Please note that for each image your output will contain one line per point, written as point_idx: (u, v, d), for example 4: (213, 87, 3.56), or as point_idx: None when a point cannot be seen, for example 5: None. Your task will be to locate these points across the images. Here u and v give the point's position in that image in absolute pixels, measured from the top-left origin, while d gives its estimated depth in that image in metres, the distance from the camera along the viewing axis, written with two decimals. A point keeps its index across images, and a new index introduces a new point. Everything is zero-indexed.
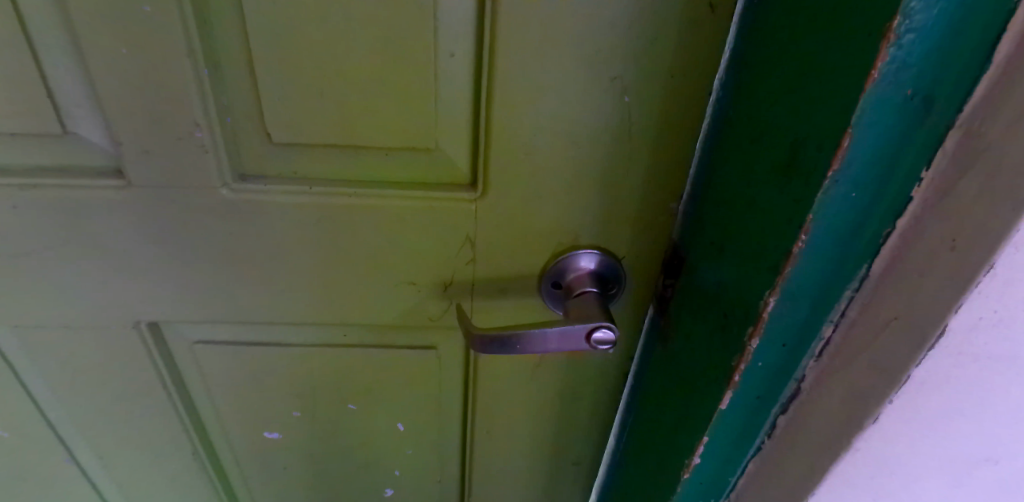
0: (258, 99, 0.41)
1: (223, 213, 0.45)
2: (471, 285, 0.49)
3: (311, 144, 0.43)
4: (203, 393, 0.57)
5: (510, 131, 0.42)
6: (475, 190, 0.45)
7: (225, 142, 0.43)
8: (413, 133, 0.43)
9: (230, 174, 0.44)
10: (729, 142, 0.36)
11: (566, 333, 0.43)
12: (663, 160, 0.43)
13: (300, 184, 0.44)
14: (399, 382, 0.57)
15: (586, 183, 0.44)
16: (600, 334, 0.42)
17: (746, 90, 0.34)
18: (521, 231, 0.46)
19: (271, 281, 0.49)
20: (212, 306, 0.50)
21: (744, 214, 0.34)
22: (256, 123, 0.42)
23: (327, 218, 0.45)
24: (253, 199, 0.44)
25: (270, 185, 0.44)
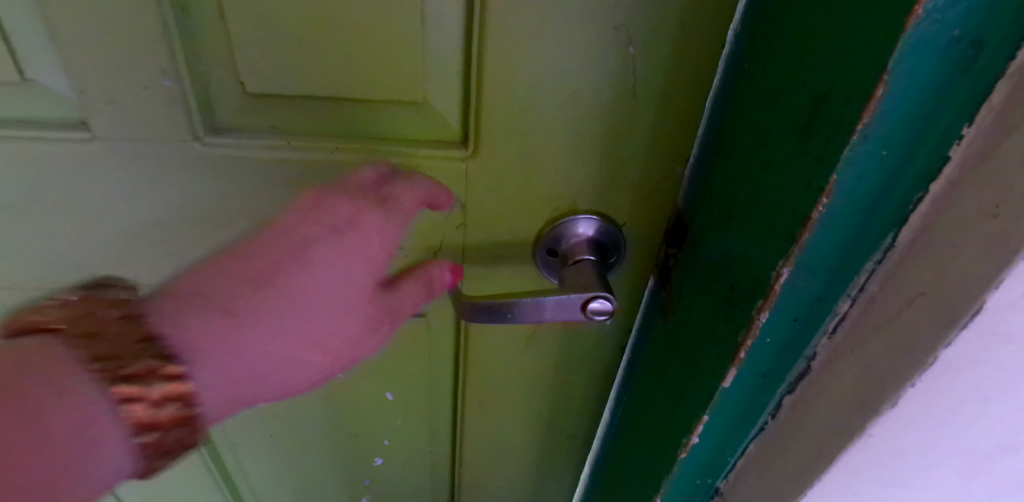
0: (230, 43, 0.38)
1: (196, 168, 0.42)
2: (462, 251, 0.46)
3: (288, 96, 0.40)
4: None
5: (504, 85, 0.38)
6: (466, 148, 0.41)
7: (194, 90, 0.39)
8: (400, 85, 0.39)
9: (201, 126, 0.40)
10: (742, 97, 0.33)
11: (559, 302, 0.40)
12: (668, 118, 0.39)
13: (276, 139, 0.41)
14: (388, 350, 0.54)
15: (587, 142, 0.41)
16: (596, 304, 0.39)
17: (763, 39, 0.31)
18: (516, 194, 0.43)
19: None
20: None
21: (757, 175, 0.31)
22: (229, 70, 0.39)
23: (308, 177, 0.42)
24: (227, 154, 0.41)
25: (246, 138, 0.41)
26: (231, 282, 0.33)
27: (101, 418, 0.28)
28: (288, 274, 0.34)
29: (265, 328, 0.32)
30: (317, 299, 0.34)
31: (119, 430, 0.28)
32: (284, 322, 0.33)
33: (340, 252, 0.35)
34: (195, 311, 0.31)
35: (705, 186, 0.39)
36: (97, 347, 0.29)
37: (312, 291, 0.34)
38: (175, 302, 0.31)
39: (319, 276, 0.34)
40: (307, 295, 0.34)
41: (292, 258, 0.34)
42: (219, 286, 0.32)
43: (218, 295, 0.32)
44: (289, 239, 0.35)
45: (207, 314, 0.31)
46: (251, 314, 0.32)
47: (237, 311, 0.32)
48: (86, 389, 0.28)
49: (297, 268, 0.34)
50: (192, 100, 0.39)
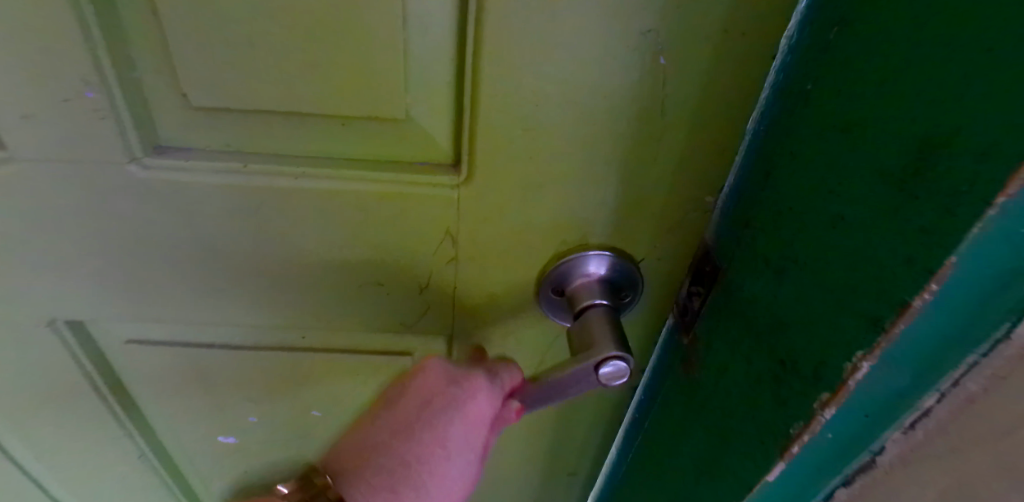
0: (167, 47, 0.31)
1: (137, 193, 0.35)
2: (453, 290, 0.40)
3: (241, 111, 0.33)
4: (145, 396, 0.49)
5: (503, 100, 0.31)
6: (458, 174, 0.35)
7: (125, 103, 0.32)
8: (377, 98, 0.32)
9: (140, 146, 0.34)
10: (803, 127, 0.26)
11: (576, 377, 0.33)
12: (701, 140, 0.33)
13: (232, 161, 0.34)
14: (370, 390, 0.48)
15: (602, 168, 0.34)
16: (607, 368, 0.33)
17: (837, 56, 0.24)
18: (517, 227, 0.37)
19: (204, 274, 0.39)
20: (141, 303, 0.41)
21: (824, 232, 0.24)
22: (168, 79, 0.32)
23: (270, 204, 0.36)
24: (173, 179, 0.35)
25: (195, 161, 0.34)
26: (385, 456, 0.34)
27: None
28: (429, 444, 0.34)
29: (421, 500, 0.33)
30: (454, 466, 0.34)
31: None
32: (431, 491, 0.34)
33: (464, 424, 0.34)
34: (362, 485, 0.33)
35: (743, 227, 0.32)
36: None
37: (449, 461, 0.34)
38: (345, 475, 0.33)
39: (452, 447, 0.34)
40: (447, 466, 0.34)
41: (428, 431, 0.34)
42: (374, 460, 0.34)
43: (378, 468, 0.33)
44: (423, 403, 0.35)
45: (373, 491, 0.33)
46: (411, 489, 0.33)
47: (399, 488, 0.33)
48: None
49: (434, 438, 0.34)
50: (124, 115, 0.32)
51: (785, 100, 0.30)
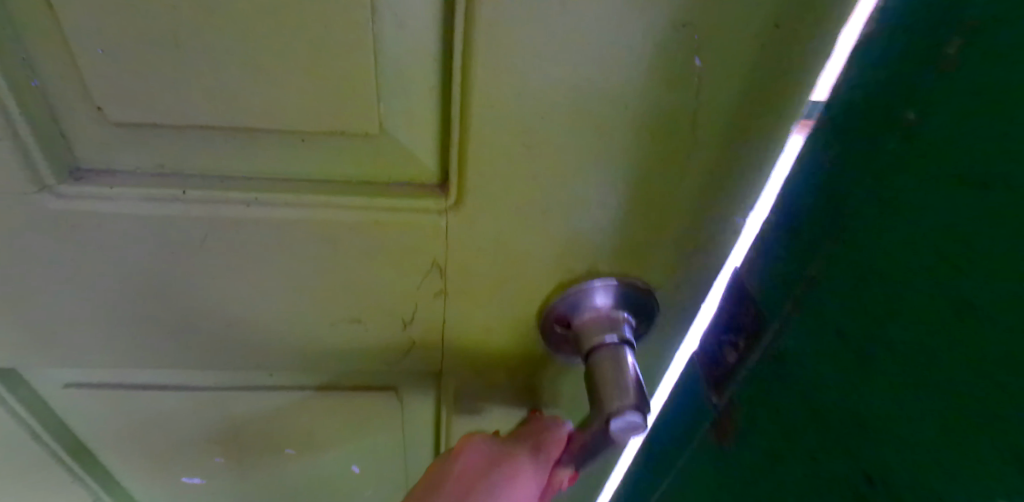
0: (73, 50, 0.24)
1: (57, 226, 0.29)
2: (442, 327, 0.34)
3: (174, 127, 0.27)
4: (95, 443, 0.43)
5: (499, 111, 0.26)
6: (446, 197, 0.29)
7: (27, 121, 0.26)
8: (344, 110, 0.26)
9: (53, 171, 0.27)
10: (903, 162, 0.22)
11: (599, 436, 0.30)
12: (740, 158, 0.27)
13: (168, 187, 0.28)
14: (349, 428, 0.43)
15: (620, 191, 0.28)
16: (618, 423, 0.29)
17: (957, 76, 0.20)
18: (516, 256, 0.31)
19: (149, 312, 0.33)
20: (77, 348, 0.35)
21: (948, 299, 0.20)
22: (78, 90, 0.25)
23: (220, 234, 0.30)
24: (99, 209, 0.28)
25: (122, 188, 0.28)
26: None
27: None
28: None
29: None
30: None
31: None
32: None
33: None
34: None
35: (798, 269, 0.28)
36: None
37: None
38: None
39: None
40: None
41: None
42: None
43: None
44: (462, 491, 0.32)
45: None
46: None
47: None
48: None
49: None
50: (28, 136, 0.26)
51: (854, 128, 0.25)
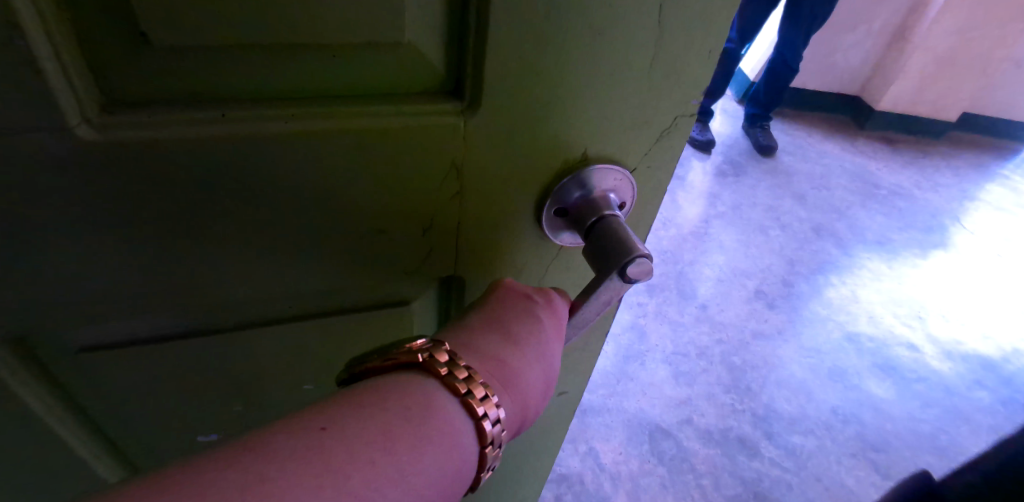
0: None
1: (88, 165, 0.29)
2: (458, 224, 0.39)
3: (214, 49, 0.28)
4: (109, 412, 0.43)
5: (514, 16, 0.30)
6: (462, 100, 0.33)
7: (68, 47, 0.27)
8: (375, 24, 0.30)
9: (90, 102, 0.28)
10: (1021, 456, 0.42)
11: (612, 287, 0.36)
12: (695, 30, 0.34)
13: (207, 111, 0.30)
14: (361, 347, 0.46)
15: (607, 75, 0.34)
16: (635, 267, 0.35)
17: None
18: (524, 151, 0.36)
19: (172, 258, 0.35)
20: (102, 307, 0.36)
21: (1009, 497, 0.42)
22: (120, 17, 0.27)
23: (257, 157, 0.32)
24: (142, 139, 0.30)
25: (160, 115, 0.30)
26: (489, 336, 0.34)
27: (460, 421, 0.31)
28: (531, 326, 0.36)
29: (531, 372, 0.34)
30: (557, 351, 0.36)
31: (468, 419, 0.31)
32: (539, 369, 0.35)
33: (554, 320, 0.37)
34: (476, 355, 0.33)
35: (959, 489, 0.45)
36: (450, 376, 0.31)
37: (551, 346, 0.36)
38: (455, 348, 0.33)
39: (551, 333, 0.36)
40: (551, 349, 0.36)
41: (529, 314, 0.36)
42: (481, 340, 0.34)
43: (486, 344, 0.34)
44: (518, 297, 0.37)
45: (485, 360, 0.33)
46: (524, 357, 0.34)
47: (508, 363, 0.34)
48: (447, 398, 0.31)
49: (530, 329, 0.36)
50: (69, 64, 0.27)
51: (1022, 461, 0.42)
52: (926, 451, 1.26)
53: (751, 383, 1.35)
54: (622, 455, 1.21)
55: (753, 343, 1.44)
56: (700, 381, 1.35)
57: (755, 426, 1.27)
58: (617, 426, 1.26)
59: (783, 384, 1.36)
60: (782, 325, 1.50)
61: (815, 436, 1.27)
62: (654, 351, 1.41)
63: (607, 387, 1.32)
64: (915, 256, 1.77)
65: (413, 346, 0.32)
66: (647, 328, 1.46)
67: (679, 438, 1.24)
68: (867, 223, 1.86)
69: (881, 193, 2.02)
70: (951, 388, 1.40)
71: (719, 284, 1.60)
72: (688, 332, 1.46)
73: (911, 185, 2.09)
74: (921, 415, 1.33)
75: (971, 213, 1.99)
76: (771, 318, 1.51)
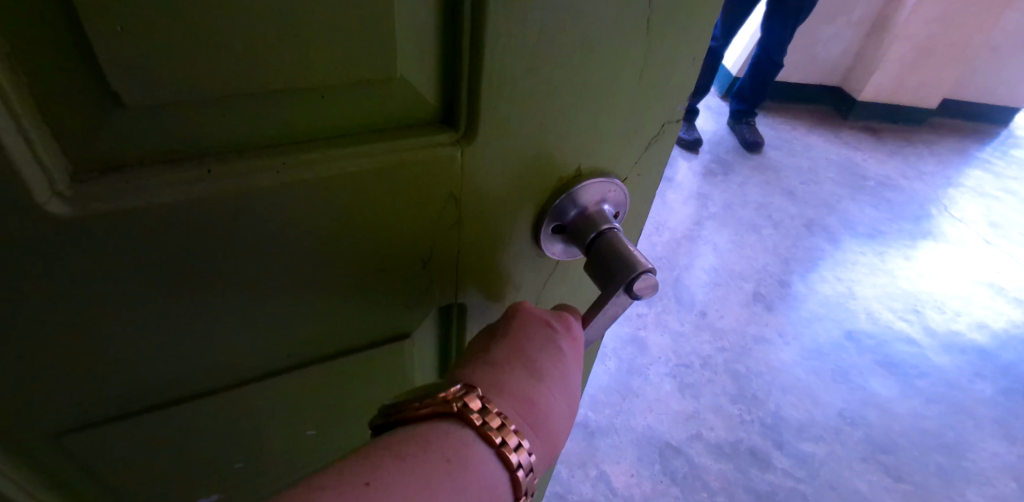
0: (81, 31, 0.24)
1: (65, 239, 0.28)
2: (458, 253, 0.38)
3: (195, 105, 0.27)
4: (105, 480, 0.42)
5: (507, 48, 0.30)
6: (456, 129, 0.32)
7: (30, 116, 0.25)
8: (363, 60, 0.28)
9: (59, 173, 0.26)
10: None
11: (618, 300, 0.36)
12: (681, 32, 0.34)
13: (192, 169, 0.29)
14: (363, 378, 0.46)
15: (600, 89, 0.34)
16: (640, 281, 0.35)
17: None
18: (521, 176, 0.36)
19: (162, 324, 0.33)
20: (91, 380, 0.34)
21: None
22: (85, 80, 0.25)
23: (248, 211, 0.31)
24: (117, 208, 0.28)
25: (139, 179, 0.28)
26: (515, 373, 0.34)
27: (495, 473, 0.30)
28: (553, 357, 0.35)
29: (557, 407, 0.34)
30: (576, 380, 0.36)
31: (502, 471, 0.31)
32: (563, 402, 0.34)
33: (573, 346, 0.36)
34: (506, 396, 0.32)
35: None
36: (488, 428, 0.30)
37: (570, 375, 0.35)
38: (484, 391, 0.32)
39: (570, 362, 0.36)
40: (571, 379, 0.35)
41: (551, 344, 0.35)
42: (508, 378, 0.33)
43: (514, 384, 0.33)
44: (537, 324, 0.36)
45: (515, 401, 0.32)
46: (549, 393, 0.34)
47: (536, 401, 0.33)
48: (484, 451, 0.30)
49: (553, 362, 0.35)
50: (32, 134, 0.25)
51: None
52: (933, 450, 1.29)
53: (755, 392, 1.36)
54: (633, 478, 1.20)
55: (754, 349, 1.45)
56: (705, 392, 1.35)
57: (764, 437, 1.28)
58: (625, 447, 1.25)
59: (789, 391, 1.37)
60: (781, 327, 1.51)
61: (824, 442, 1.28)
62: (658, 363, 1.41)
63: (613, 406, 1.32)
64: (905, 248, 1.79)
65: (448, 394, 0.31)
66: (649, 341, 1.46)
67: (690, 455, 1.24)
68: (857, 217, 1.89)
69: (868, 184, 2.05)
70: (950, 380, 1.44)
71: (715, 288, 1.60)
72: (688, 342, 1.46)
73: (897, 176, 2.11)
74: (923, 411, 1.36)
75: (956, 200, 2.03)
76: (772, 321, 1.52)
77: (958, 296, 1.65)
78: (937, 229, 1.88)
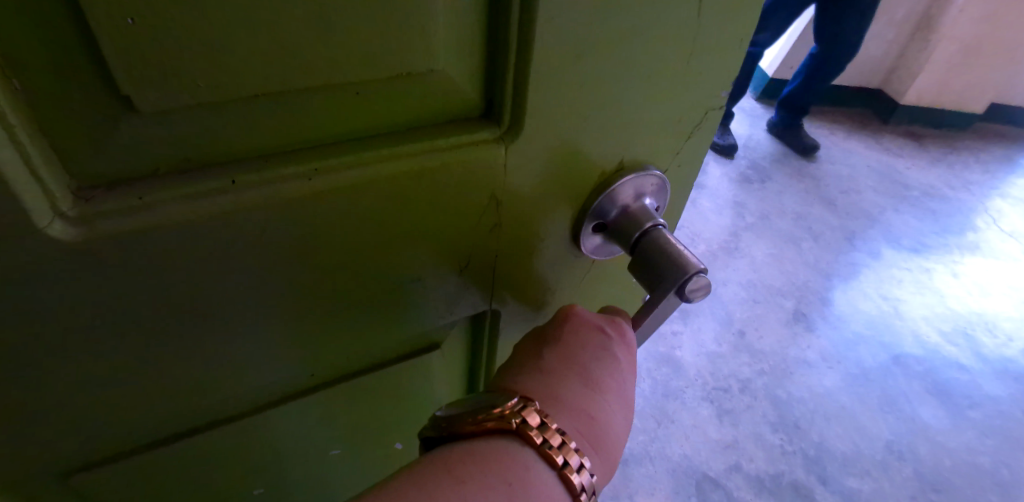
0: (90, 34, 0.21)
1: (76, 264, 0.25)
2: (496, 256, 0.36)
3: (220, 108, 0.24)
4: None
5: (558, 36, 0.28)
6: (498, 124, 0.31)
7: (26, 131, 0.22)
8: (402, 54, 0.26)
9: (61, 192, 0.23)
10: None
11: (669, 303, 0.35)
12: (731, 19, 0.32)
13: (213, 182, 0.26)
14: (395, 390, 0.44)
15: (648, 75, 0.32)
16: (693, 284, 0.34)
17: None
18: (563, 171, 0.34)
19: (179, 350, 0.31)
20: (105, 412, 0.31)
21: None
22: (93, 88, 0.22)
23: (276, 226, 0.28)
24: (131, 227, 0.25)
25: (156, 194, 0.25)
26: (572, 384, 0.33)
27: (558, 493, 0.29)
28: (609, 367, 0.34)
29: (613, 419, 0.33)
30: (630, 391, 0.35)
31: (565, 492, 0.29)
32: (619, 413, 0.34)
33: (626, 354, 0.36)
34: (563, 408, 0.31)
35: None
36: (548, 446, 0.29)
37: (625, 386, 0.35)
38: (542, 405, 0.31)
39: (625, 371, 0.35)
40: (626, 389, 0.35)
41: (605, 353, 0.35)
42: (565, 388, 0.32)
43: (571, 395, 0.32)
44: (590, 331, 0.35)
45: (573, 413, 0.32)
46: (606, 405, 0.33)
47: (593, 413, 0.32)
48: (546, 469, 0.29)
49: (608, 371, 0.34)
50: (31, 149, 0.22)
51: None
52: (988, 487, 1.23)
53: (797, 420, 1.31)
54: None
55: (795, 373, 1.41)
56: (745, 420, 1.31)
57: (807, 471, 1.23)
58: (662, 478, 1.20)
59: (833, 420, 1.32)
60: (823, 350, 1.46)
61: (871, 477, 1.22)
62: (693, 386, 1.37)
63: (647, 431, 1.28)
64: (952, 263, 1.75)
65: (504, 407, 0.30)
66: (685, 362, 1.42)
67: (730, 488, 1.19)
68: (902, 230, 1.84)
69: (915, 195, 2.00)
70: (1003, 410, 1.38)
71: (754, 306, 1.56)
72: (728, 364, 1.41)
73: (943, 185, 2.08)
74: (977, 445, 1.31)
75: (1005, 211, 1.98)
76: (813, 343, 1.48)
77: (1013, 320, 1.60)
78: (982, 244, 1.83)
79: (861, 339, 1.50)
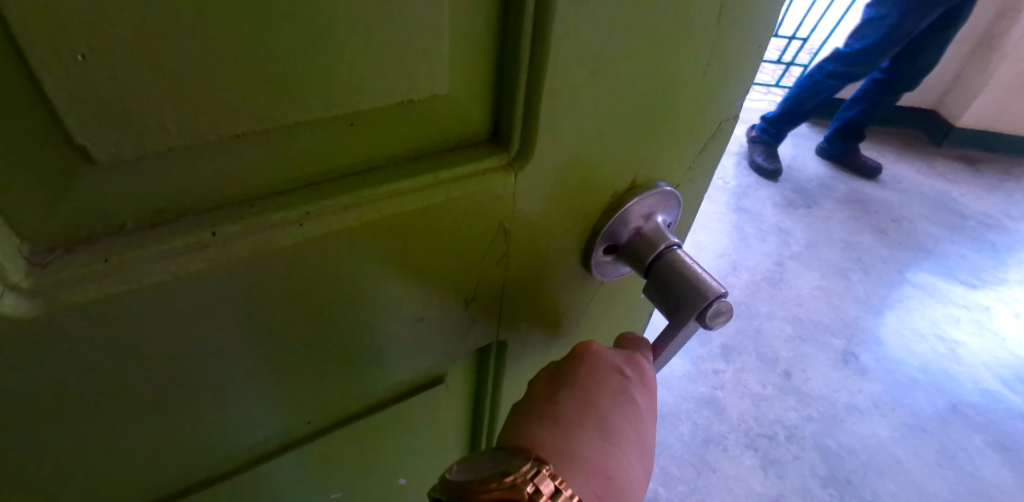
0: (43, 92, 0.18)
1: (44, 333, 0.22)
2: (503, 285, 0.34)
3: (200, 150, 0.22)
4: None
5: (569, 57, 0.26)
6: (506, 149, 0.29)
7: None
8: (399, 83, 0.24)
9: (8, 264, 0.21)
10: None
11: (689, 330, 0.34)
12: (747, 29, 0.31)
13: (190, 236, 0.24)
14: (401, 428, 0.42)
15: (664, 89, 0.31)
16: (714, 310, 0.33)
17: None
18: (573, 194, 0.32)
19: (163, 408, 0.28)
20: (86, 476, 0.29)
21: None
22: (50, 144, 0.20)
23: (265, 273, 0.26)
24: (98, 291, 0.23)
25: (125, 253, 0.23)
26: (588, 438, 0.30)
27: None
28: (627, 415, 0.32)
29: (631, 474, 0.31)
30: (649, 438, 0.33)
31: None
32: (638, 466, 0.31)
33: (646, 397, 0.33)
34: (578, 466, 0.29)
35: None
36: None
37: (643, 434, 0.32)
38: (556, 462, 0.29)
39: (643, 417, 0.33)
40: (644, 438, 0.32)
41: (625, 398, 0.32)
42: (580, 442, 0.30)
43: (587, 450, 0.30)
44: (609, 373, 0.33)
45: (589, 471, 0.29)
46: (625, 459, 0.31)
47: (610, 470, 0.30)
48: None
49: (626, 420, 0.32)
50: None
51: None
52: None
53: (848, 475, 1.23)
54: None
55: (846, 421, 1.32)
56: (791, 472, 1.23)
57: None
58: None
59: (888, 475, 1.24)
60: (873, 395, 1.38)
61: None
62: (733, 433, 1.30)
63: (687, 483, 1.21)
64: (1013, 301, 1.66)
65: (521, 472, 0.27)
66: (726, 404, 1.35)
67: None
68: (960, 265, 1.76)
69: (971, 225, 1.92)
70: None
71: (800, 345, 1.48)
72: (773, 408, 1.34)
73: (1000, 215, 1.99)
74: None
75: None
76: (863, 387, 1.39)
77: None
78: None
79: (913, 383, 1.41)
